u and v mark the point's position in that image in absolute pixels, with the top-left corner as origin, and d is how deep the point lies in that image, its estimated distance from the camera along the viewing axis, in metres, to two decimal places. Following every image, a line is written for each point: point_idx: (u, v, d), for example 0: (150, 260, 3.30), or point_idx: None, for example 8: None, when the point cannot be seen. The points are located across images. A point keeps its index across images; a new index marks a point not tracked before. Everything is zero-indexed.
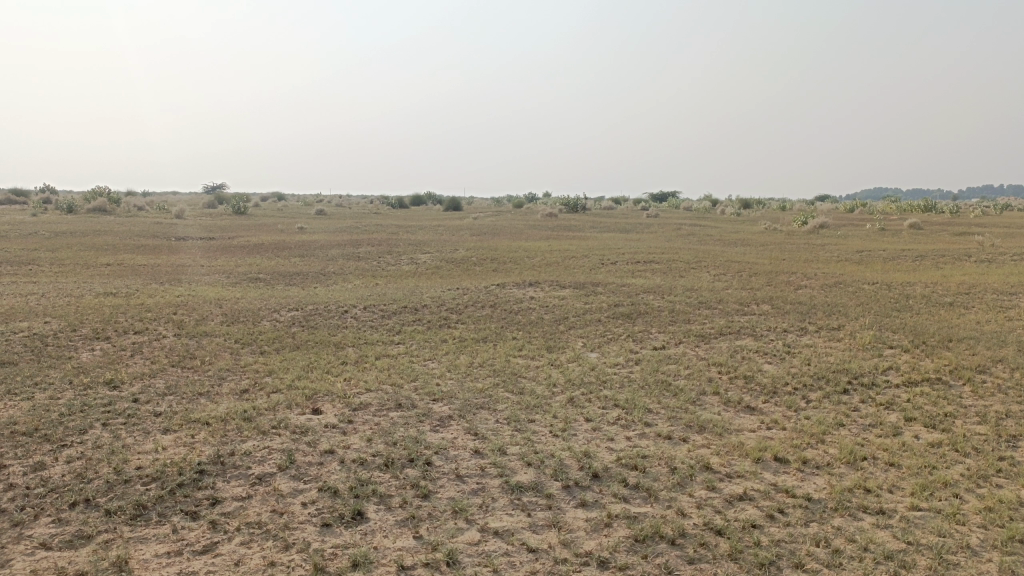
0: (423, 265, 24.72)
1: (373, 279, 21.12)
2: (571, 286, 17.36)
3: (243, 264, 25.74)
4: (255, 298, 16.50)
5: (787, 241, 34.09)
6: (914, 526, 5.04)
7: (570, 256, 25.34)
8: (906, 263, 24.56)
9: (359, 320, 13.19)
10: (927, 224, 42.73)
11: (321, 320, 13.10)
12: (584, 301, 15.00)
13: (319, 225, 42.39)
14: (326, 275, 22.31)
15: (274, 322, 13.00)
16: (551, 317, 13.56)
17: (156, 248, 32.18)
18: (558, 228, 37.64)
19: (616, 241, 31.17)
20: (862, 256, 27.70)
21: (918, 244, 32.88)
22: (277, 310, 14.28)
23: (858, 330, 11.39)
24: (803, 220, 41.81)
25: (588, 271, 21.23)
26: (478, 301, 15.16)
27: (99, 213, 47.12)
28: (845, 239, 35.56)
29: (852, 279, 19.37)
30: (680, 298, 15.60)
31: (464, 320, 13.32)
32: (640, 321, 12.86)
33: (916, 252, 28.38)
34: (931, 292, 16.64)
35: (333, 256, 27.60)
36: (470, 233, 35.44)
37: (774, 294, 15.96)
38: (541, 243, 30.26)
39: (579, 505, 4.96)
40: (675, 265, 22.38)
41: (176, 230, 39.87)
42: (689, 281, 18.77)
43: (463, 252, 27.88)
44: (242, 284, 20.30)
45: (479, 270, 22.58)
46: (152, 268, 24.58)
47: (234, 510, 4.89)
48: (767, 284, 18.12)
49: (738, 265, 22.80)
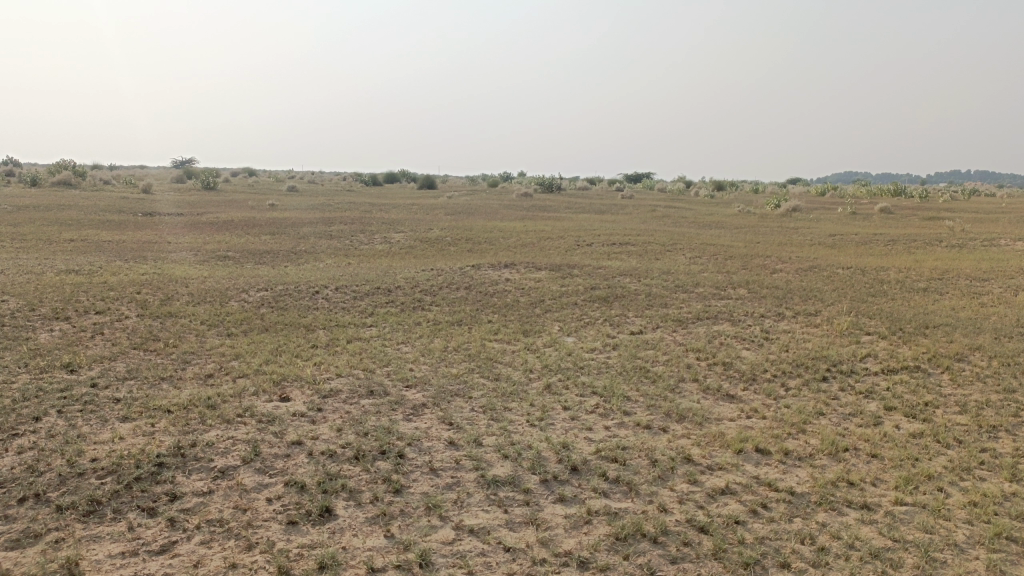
0: (397, 244, 24.36)
1: (345, 258, 20.74)
2: (547, 267, 17.16)
3: (213, 241, 25.19)
4: (223, 277, 16.08)
5: (761, 224, 34.18)
6: (898, 522, 4.93)
7: (545, 237, 25.13)
8: (879, 247, 24.73)
9: (331, 301, 12.88)
10: (899, 209, 43.11)
11: (292, 301, 12.77)
12: (560, 283, 14.81)
13: (291, 202, 41.69)
14: (297, 254, 21.89)
15: (242, 302, 12.64)
16: (527, 300, 13.36)
17: (123, 224, 31.41)
18: (534, 208, 37.37)
19: (592, 222, 31.03)
20: (836, 239, 27.87)
21: (889, 228, 33.16)
22: (246, 290, 13.90)
23: (835, 315, 11.34)
24: (777, 204, 41.99)
25: (564, 252, 21.06)
26: (453, 283, 14.90)
27: (63, 186, 45.93)
28: (818, 222, 35.78)
29: (826, 263, 19.40)
30: (657, 281, 15.48)
31: (438, 302, 13.06)
32: (617, 305, 12.69)
33: (888, 237, 28.56)
34: (905, 277, 16.69)
35: (305, 234, 27.12)
36: (444, 212, 35.07)
37: (750, 278, 15.90)
38: (516, 223, 29.99)
39: (558, 500, 4.77)
40: (651, 248, 22.26)
41: (144, 204, 39.00)
42: (666, 264, 18.65)
43: (437, 231, 27.57)
44: (210, 261, 19.83)
45: (454, 250, 22.29)
46: (117, 244, 23.94)
47: (194, 506, 4.63)
48: (743, 268, 18.07)
49: (714, 248, 22.75)
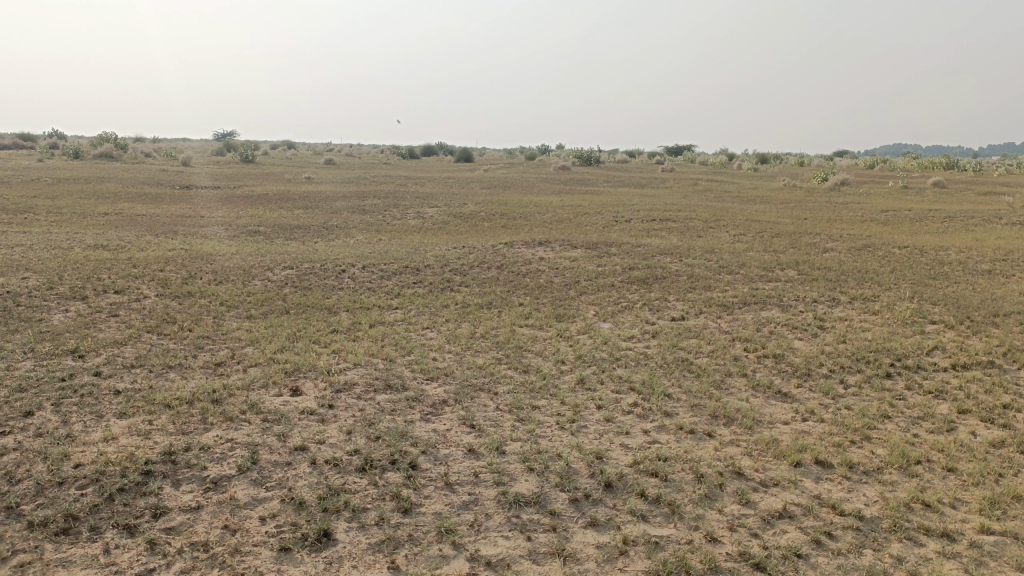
0: (430, 220, 23.82)
1: (377, 235, 20.26)
2: (584, 245, 16.45)
3: (245, 216, 24.92)
4: (251, 254, 15.70)
5: (807, 199, 32.91)
6: (987, 556, 4.22)
7: (582, 212, 24.37)
8: (934, 224, 23.50)
9: (357, 281, 12.37)
10: (952, 183, 41.31)
11: (316, 280, 12.29)
12: (597, 263, 14.12)
13: (327, 176, 41.41)
14: (328, 229, 21.48)
15: (266, 281, 12.20)
16: (562, 281, 12.71)
17: (161, 198, 31.40)
18: (571, 182, 36.54)
19: (631, 197, 30.12)
20: (888, 216, 26.60)
21: (943, 204, 31.66)
22: (271, 268, 13.47)
23: (894, 302, 10.48)
24: (824, 177, 40.50)
25: (602, 229, 20.31)
26: (485, 261, 14.30)
27: (105, 159, 46.27)
28: (868, 197, 34.36)
29: (880, 242, 18.36)
30: (699, 261, 14.68)
31: (468, 283, 12.48)
32: (658, 287, 11.98)
33: (942, 213, 27.18)
34: (966, 258, 15.64)
35: (339, 209, 26.73)
36: (480, 185, 34.44)
37: (799, 259, 15.01)
38: (553, 198, 29.23)
39: (589, 526, 4.16)
40: (693, 225, 21.38)
41: (181, 177, 39.02)
42: (709, 243, 17.80)
43: (472, 206, 26.96)
44: (240, 237, 19.50)
45: (489, 226, 21.67)
46: (151, 218, 23.80)
47: (179, 525, 4.12)
48: (791, 247, 17.15)
49: (759, 225, 21.77)
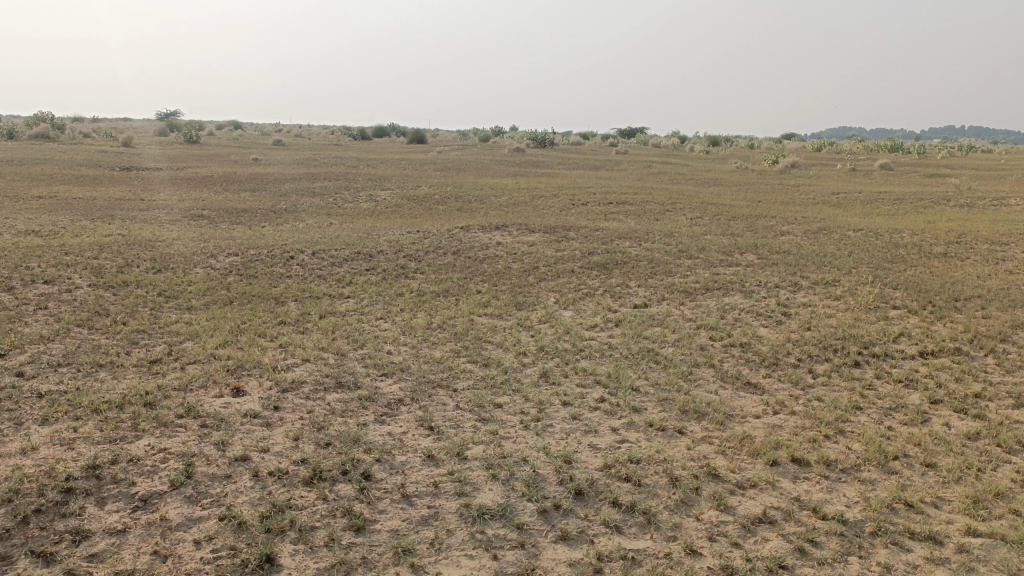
0: (383, 203, 23.21)
1: (327, 219, 19.61)
2: (541, 229, 16.10)
3: (189, 199, 23.97)
4: (194, 239, 14.99)
5: (760, 181, 33.10)
6: (976, 560, 4.02)
7: (538, 195, 24.03)
8: (885, 207, 23.78)
9: (306, 268, 11.82)
10: (898, 165, 42.08)
11: (263, 268, 11.71)
12: (555, 248, 13.80)
13: (275, 157, 40.27)
14: (277, 213, 20.74)
15: (209, 269, 11.59)
16: (520, 267, 12.35)
17: (100, 180, 30.08)
18: (526, 164, 36.15)
19: (586, 179, 29.88)
20: (839, 198, 26.87)
21: (892, 186, 32.16)
22: (215, 254, 12.83)
23: (856, 287, 10.38)
24: (775, 160, 40.85)
25: (558, 212, 20.02)
26: (441, 247, 13.85)
27: (41, 140, 44.25)
28: (819, 179, 34.74)
29: (834, 224, 18.42)
30: (659, 245, 14.47)
31: (423, 269, 12.04)
32: (618, 272, 11.70)
33: (891, 195, 27.54)
34: (920, 240, 15.73)
35: (288, 191, 25.91)
36: (433, 167, 33.81)
37: (758, 242, 14.91)
38: (508, 180, 28.79)
39: (560, 541, 3.83)
40: (649, 208, 21.20)
41: (122, 158, 37.53)
42: (666, 226, 17.62)
43: (425, 188, 26.41)
44: (184, 221, 18.69)
45: (443, 210, 21.18)
46: (88, 202, 22.73)
47: (102, 551, 3.67)
48: (748, 230, 17.06)
49: (715, 208, 21.72)
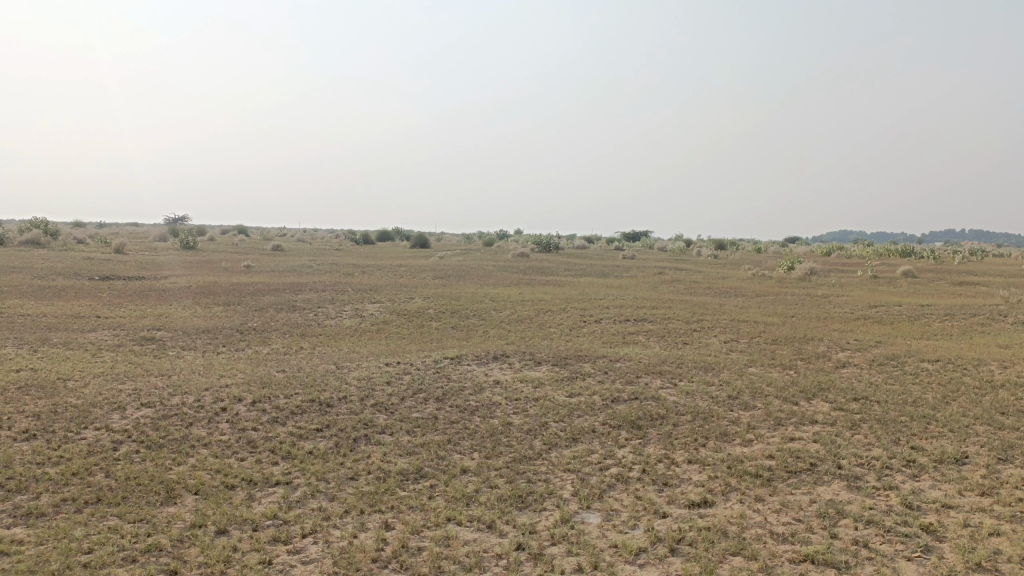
0: (368, 320, 20.37)
1: (298, 343, 16.67)
2: (550, 362, 13.09)
3: (153, 315, 21.19)
4: (116, 378, 12.00)
5: (784, 290, 30.51)
6: None
7: (544, 309, 21.25)
8: (937, 324, 20.95)
9: (234, 431, 8.76)
10: (922, 272, 39.60)
11: (176, 430, 8.67)
12: (568, 390, 10.80)
13: (268, 263, 38.00)
14: (242, 335, 17.82)
15: (102, 433, 8.56)
16: (523, 423, 9.26)
17: (69, 291, 27.49)
18: (531, 271, 33.71)
19: (597, 289, 27.28)
20: (877, 312, 24.13)
21: (927, 297, 29.49)
22: (126, 405, 9.82)
23: (1002, 472, 7.28)
24: (793, 265, 38.41)
25: (568, 334, 17.19)
26: (421, 390, 10.80)
27: (30, 245, 42.30)
28: (845, 288, 32.12)
29: (898, 351, 15.42)
30: (700, 385, 11.39)
31: (393, 429, 8.96)
32: (657, 436, 8.59)
33: (937, 309, 24.70)
34: (1018, 377, 12.66)
35: (266, 305, 23.21)
36: (432, 275, 31.33)
37: (823, 382, 11.87)
38: (511, 290, 26.08)
39: None
40: (672, 328, 18.26)
41: (102, 265, 35.08)
42: (698, 354, 14.68)
43: (419, 300, 23.71)
44: (127, 348, 15.77)
45: (433, 330, 18.25)
46: (34, 319, 19.94)
47: None
48: (800, 361, 14.03)
49: (748, 326, 18.84)
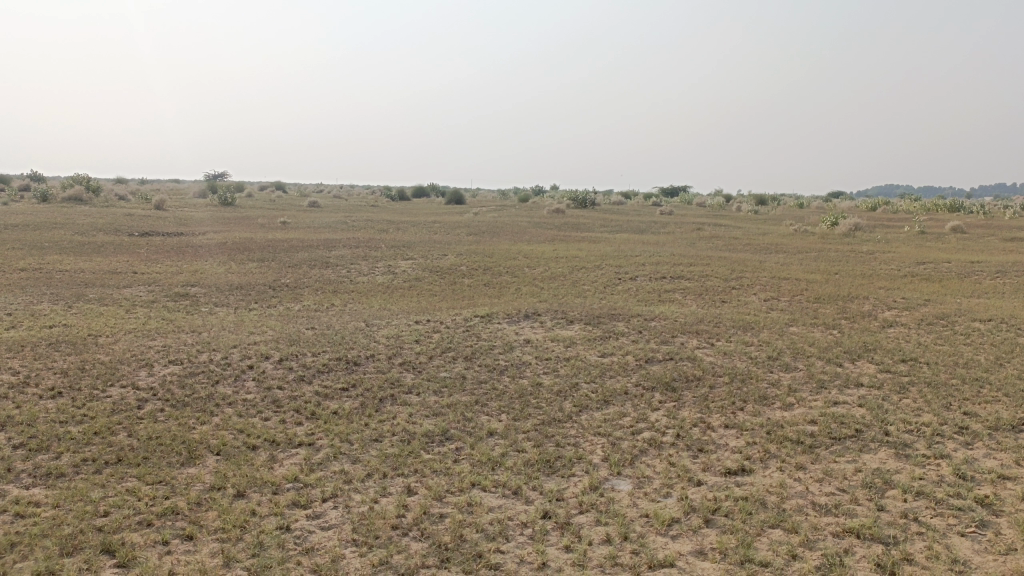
0: (400, 276, 20.20)
1: (329, 300, 16.56)
2: (583, 320, 12.76)
3: (189, 272, 21.28)
4: (147, 335, 11.99)
5: (827, 246, 29.64)
6: None
7: (579, 266, 20.86)
8: (987, 282, 20.11)
9: (259, 390, 8.63)
10: (972, 227, 38.18)
11: (201, 388, 8.57)
12: (601, 350, 10.47)
13: (304, 220, 38.02)
14: (275, 292, 17.78)
15: (127, 391, 8.48)
16: (554, 384, 8.99)
17: (108, 248, 27.79)
18: (566, 227, 33.24)
19: (633, 246, 26.77)
20: (925, 270, 23.27)
21: (977, 254, 28.40)
22: (154, 362, 9.76)
23: None
24: (836, 220, 37.28)
25: (603, 292, 16.82)
26: (450, 349, 10.57)
27: (73, 203, 42.92)
28: (891, 245, 31.11)
29: (947, 310, 14.78)
30: (738, 346, 10.97)
31: (420, 390, 8.75)
32: (692, 399, 8.26)
33: (988, 266, 23.73)
34: None
35: (299, 262, 23.19)
36: (465, 232, 31.04)
37: (868, 342, 11.37)
38: (545, 247, 25.69)
39: None
40: (710, 286, 17.77)
41: (140, 221, 35.43)
42: (737, 313, 14.23)
43: (452, 257, 23.48)
44: (161, 304, 15.82)
45: (466, 287, 18.01)
46: (74, 275, 20.17)
47: None
48: (843, 321, 13.51)
49: (789, 284, 18.26)
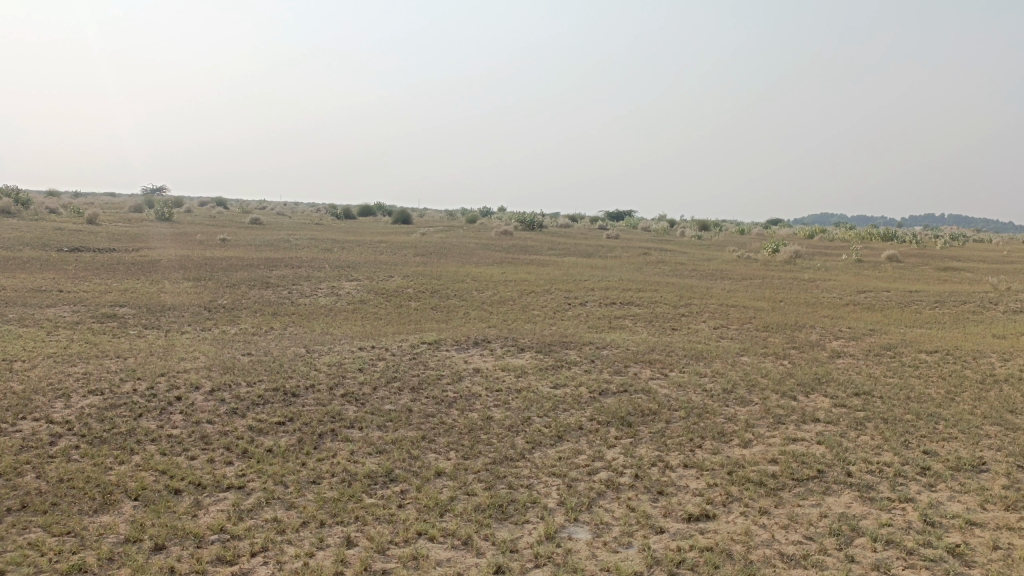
0: (344, 298, 19.56)
1: (269, 323, 15.85)
2: (533, 348, 12.38)
3: (119, 290, 20.25)
4: (68, 360, 11.16)
5: (770, 273, 30.04)
6: None
7: (528, 290, 20.54)
8: (927, 312, 20.50)
9: (187, 424, 7.99)
10: (906, 256, 39.28)
11: (123, 422, 7.88)
12: (553, 381, 10.11)
13: (246, 237, 36.91)
14: (211, 313, 16.96)
15: (39, 424, 7.75)
16: (505, 418, 8.56)
17: (33, 263, 26.38)
18: (514, 249, 32.98)
19: (581, 269, 26.63)
20: (866, 298, 23.67)
21: (914, 282, 29.11)
22: (72, 392, 8.99)
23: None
24: (778, 247, 37.91)
25: (553, 317, 16.51)
26: (396, 378, 10.06)
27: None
28: (831, 272, 31.70)
29: (893, 340, 14.90)
30: (692, 376, 10.73)
31: (363, 424, 8.23)
32: (649, 435, 7.94)
33: (925, 295, 24.27)
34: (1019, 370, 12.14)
35: (239, 281, 22.33)
36: (412, 252, 30.49)
37: (820, 374, 11.27)
38: (494, 269, 25.36)
39: None
40: (660, 312, 17.63)
41: (70, 236, 33.86)
42: (688, 341, 14.05)
43: (398, 278, 22.93)
44: (86, 325, 14.89)
45: (412, 311, 17.47)
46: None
47: None
48: (794, 350, 13.44)
49: (737, 312, 18.26)
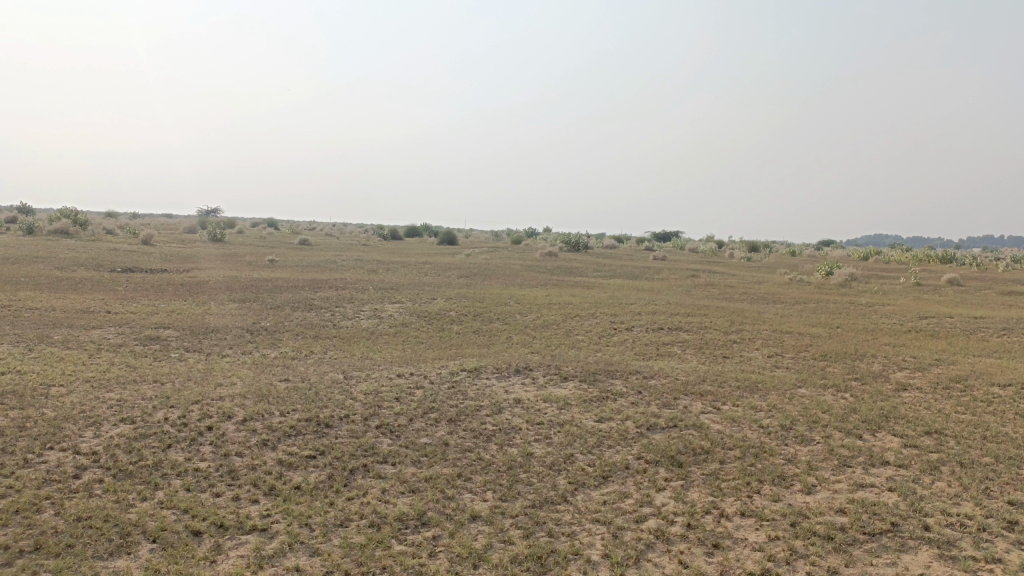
0: (386, 321, 19.30)
1: (309, 346, 15.64)
2: (577, 378, 11.86)
3: (165, 312, 20.32)
4: (106, 385, 11.03)
5: (824, 297, 28.98)
6: None
7: (572, 314, 20.03)
8: (994, 340, 19.36)
9: (215, 457, 7.67)
10: (968, 280, 37.65)
11: (150, 454, 7.61)
12: (598, 414, 9.57)
13: (292, 258, 37.15)
14: (253, 336, 16.83)
15: (66, 455, 7.52)
16: (546, 454, 8.07)
17: (86, 284, 26.81)
18: (559, 271, 32.49)
19: (627, 292, 26.03)
20: (927, 324, 22.54)
21: (978, 307, 27.73)
22: (103, 420, 8.78)
23: None
24: (831, 269, 36.70)
25: (597, 343, 15.95)
26: (433, 409, 9.64)
27: (58, 235, 41.97)
28: (889, 296, 30.45)
29: (961, 372, 13.98)
30: (746, 411, 10.09)
31: (396, 459, 7.82)
32: (702, 478, 7.35)
33: (991, 322, 23.06)
34: None
35: (282, 303, 22.28)
36: (456, 273, 30.24)
37: (885, 409, 10.51)
38: (538, 292, 24.92)
39: None
40: (710, 339, 16.95)
41: (124, 256, 34.48)
42: (741, 370, 13.36)
43: (441, 301, 22.64)
44: (128, 348, 14.85)
45: (453, 335, 17.09)
46: (43, 313, 19.20)
47: None
48: (854, 382, 12.66)
49: (791, 338, 17.47)
